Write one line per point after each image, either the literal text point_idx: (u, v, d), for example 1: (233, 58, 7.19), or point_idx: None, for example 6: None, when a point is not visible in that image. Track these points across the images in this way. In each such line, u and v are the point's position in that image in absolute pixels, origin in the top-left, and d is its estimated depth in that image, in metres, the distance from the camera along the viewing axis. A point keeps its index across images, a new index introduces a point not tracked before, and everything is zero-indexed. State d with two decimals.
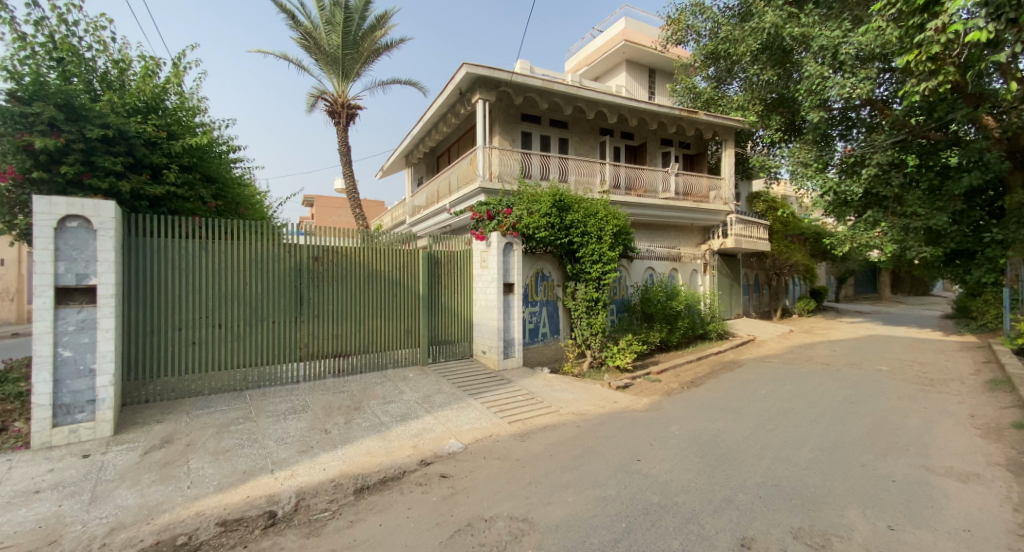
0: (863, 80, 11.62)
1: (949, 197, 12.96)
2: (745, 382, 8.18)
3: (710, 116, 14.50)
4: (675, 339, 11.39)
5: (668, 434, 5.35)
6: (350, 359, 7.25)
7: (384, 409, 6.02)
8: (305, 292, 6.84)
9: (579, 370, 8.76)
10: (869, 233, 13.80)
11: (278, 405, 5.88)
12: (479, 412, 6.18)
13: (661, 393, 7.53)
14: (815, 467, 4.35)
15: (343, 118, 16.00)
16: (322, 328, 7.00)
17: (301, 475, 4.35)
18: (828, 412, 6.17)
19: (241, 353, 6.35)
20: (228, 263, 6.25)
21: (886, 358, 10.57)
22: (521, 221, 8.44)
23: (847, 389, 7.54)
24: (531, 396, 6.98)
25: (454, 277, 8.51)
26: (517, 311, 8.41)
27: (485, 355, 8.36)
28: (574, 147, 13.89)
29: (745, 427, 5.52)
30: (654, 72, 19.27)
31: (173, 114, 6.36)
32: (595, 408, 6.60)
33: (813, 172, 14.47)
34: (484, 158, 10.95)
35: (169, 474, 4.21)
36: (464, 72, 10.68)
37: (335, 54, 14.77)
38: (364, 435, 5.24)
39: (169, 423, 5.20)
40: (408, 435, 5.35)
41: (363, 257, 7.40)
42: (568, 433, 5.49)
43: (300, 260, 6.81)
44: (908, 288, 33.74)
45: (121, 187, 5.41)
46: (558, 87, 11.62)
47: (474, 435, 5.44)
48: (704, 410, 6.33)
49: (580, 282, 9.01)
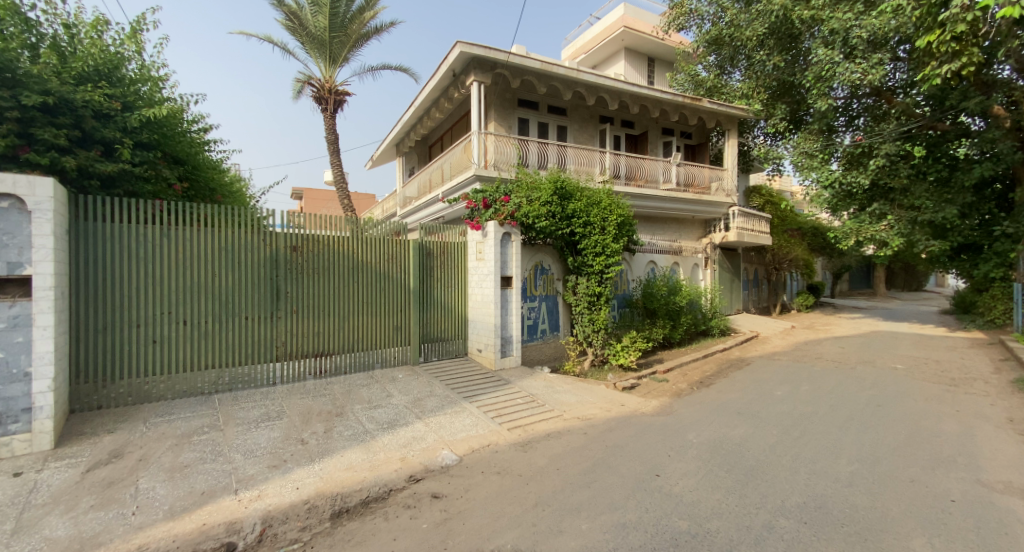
0: (874, 66, 11.28)
1: (958, 188, 12.62)
2: (758, 382, 7.67)
3: (713, 103, 13.95)
4: (678, 336, 10.91)
5: (687, 443, 4.80)
6: (332, 358, 6.62)
7: (370, 415, 5.41)
8: (283, 286, 6.21)
9: (580, 370, 8.21)
10: (875, 226, 13.31)
11: (249, 411, 5.25)
12: (475, 417, 5.61)
13: (671, 395, 7.00)
14: (859, 485, 3.83)
15: (331, 104, 15.24)
16: (302, 324, 6.35)
17: (270, 496, 3.74)
18: (856, 416, 5.67)
19: (210, 353, 5.70)
20: (194, 253, 5.58)
21: (899, 355, 10.16)
22: (521, 210, 7.85)
23: (868, 389, 7.06)
24: (531, 398, 6.42)
25: (448, 270, 7.90)
26: (515, 306, 7.85)
27: (481, 353, 7.77)
28: (573, 134, 13.27)
29: (770, 435, 4.98)
30: (654, 61, 18.68)
31: (131, 84, 5.67)
32: (602, 411, 6.04)
33: (818, 163, 13.86)
34: (479, 143, 10.32)
35: (112, 498, 3.59)
36: (458, 51, 10.02)
37: (322, 36, 14.01)
38: (345, 446, 4.64)
39: (122, 433, 4.56)
40: (395, 445, 4.76)
41: (348, 247, 6.76)
42: (575, 442, 4.91)
43: (277, 249, 6.17)
44: (902, 284, 33.54)
45: (65, 163, 4.74)
46: (557, 70, 11.03)
47: (470, 444, 4.86)
48: (720, 414, 5.81)
49: (582, 275, 8.45)
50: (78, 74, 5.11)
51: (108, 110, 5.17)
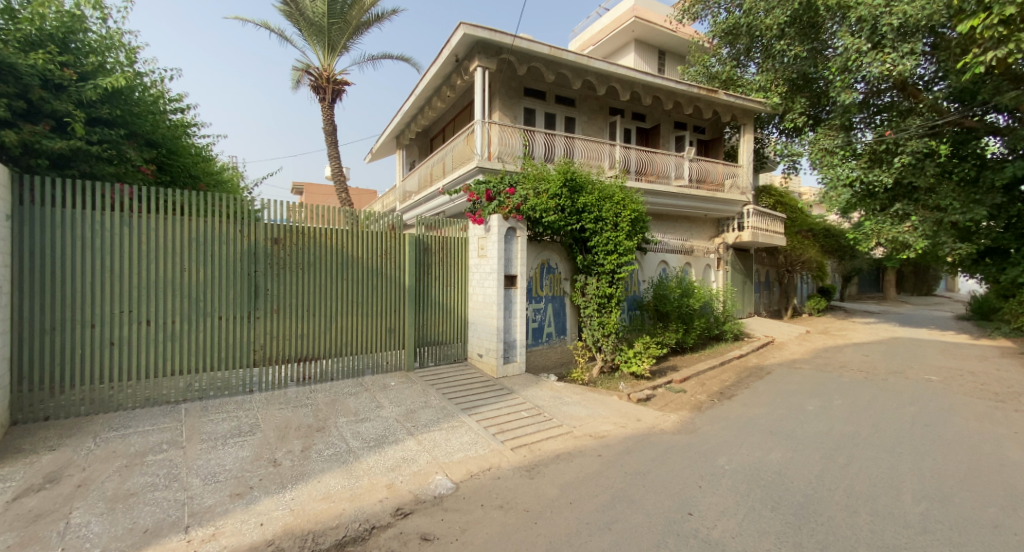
0: (906, 55, 10.60)
1: (987, 188, 11.87)
2: (783, 395, 7.01)
3: (731, 96, 13.27)
4: (691, 341, 10.25)
5: (718, 470, 4.16)
6: (318, 363, 5.96)
7: (355, 430, 4.77)
8: (262, 283, 5.57)
9: (589, 378, 7.56)
10: (898, 228, 12.54)
11: (217, 424, 4.61)
12: (474, 433, 4.97)
13: (690, 409, 6.34)
14: (938, 533, 3.17)
15: (329, 94, 14.58)
16: (283, 325, 5.71)
17: (228, 535, 3.12)
18: (905, 438, 5.02)
19: (176, 358, 5.06)
20: (160, 243, 4.95)
21: (929, 365, 9.46)
22: (527, 202, 7.18)
23: (909, 405, 6.38)
24: (537, 411, 5.78)
25: (447, 268, 7.27)
26: (520, 308, 7.21)
27: (483, 359, 7.13)
28: (581, 126, 12.59)
29: (813, 462, 4.33)
30: (665, 54, 18.01)
31: (88, 52, 5.13)
32: (617, 428, 5.39)
33: (838, 161, 13.12)
34: (483, 133, 9.68)
35: (35, 536, 2.98)
36: (460, 34, 9.39)
37: (320, 23, 13.38)
38: (324, 469, 4.01)
39: (65, 451, 3.97)
40: (382, 468, 4.12)
41: (337, 241, 6.12)
42: (589, 468, 4.27)
43: (256, 242, 5.53)
44: (913, 288, 32.70)
45: (5, 138, 4.17)
46: (566, 57, 10.37)
47: (468, 468, 4.23)
48: (751, 434, 5.16)
49: (592, 275, 7.82)
50: (28, 38, 4.60)
51: (60, 79, 4.66)
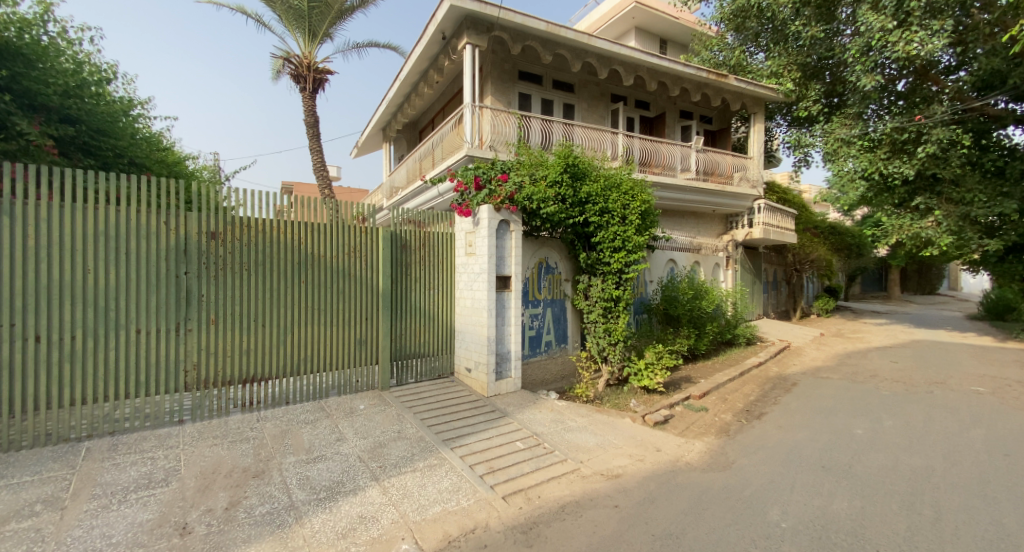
0: (935, 33, 9.69)
1: (1015, 180, 10.88)
2: (820, 414, 6.01)
3: (740, 82, 12.37)
4: (704, 347, 9.29)
5: (773, 531, 3.18)
6: (268, 385, 4.92)
7: (305, 474, 3.75)
8: (194, 287, 4.52)
9: (594, 395, 6.46)
10: (920, 223, 11.50)
11: (123, 471, 3.56)
12: (457, 475, 3.96)
13: (717, 433, 5.34)
14: None
15: (309, 83, 13.48)
16: (222, 338, 4.66)
17: None
18: (993, 477, 4.03)
19: (78, 384, 3.98)
20: (51, 238, 3.87)
21: (968, 373, 8.51)
22: (521, 191, 6.17)
23: (974, 427, 5.39)
24: (534, 441, 4.76)
25: (430, 269, 6.25)
26: (515, 314, 6.22)
27: (471, 375, 6.12)
28: (580, 114, 11.61)
29: (892, 517, 3.36)
30: (666, 43, 17.05)
31: None
32: (634, 462, 4.39)
33: (857, 151, 11.98)
34: (473, 120, 8.68)
35: None
36: (447, 6, 8.35)
37: (300, 6, 12.35)
38: (249, 537, 2.99)
39: None
40: (331, 533, 3.10)
41: (292, 235, 5.06)
42: (604, 527, 3.27)
43: (186, 237, 4.47)
44: (915, 286, 31.91)
45: None
46: (565, 34, 9.37)
47: (446, 529, 3.23)
48: (801, 471, 4.16)
49: (596, 276, 6.80)
50: None
51: None
